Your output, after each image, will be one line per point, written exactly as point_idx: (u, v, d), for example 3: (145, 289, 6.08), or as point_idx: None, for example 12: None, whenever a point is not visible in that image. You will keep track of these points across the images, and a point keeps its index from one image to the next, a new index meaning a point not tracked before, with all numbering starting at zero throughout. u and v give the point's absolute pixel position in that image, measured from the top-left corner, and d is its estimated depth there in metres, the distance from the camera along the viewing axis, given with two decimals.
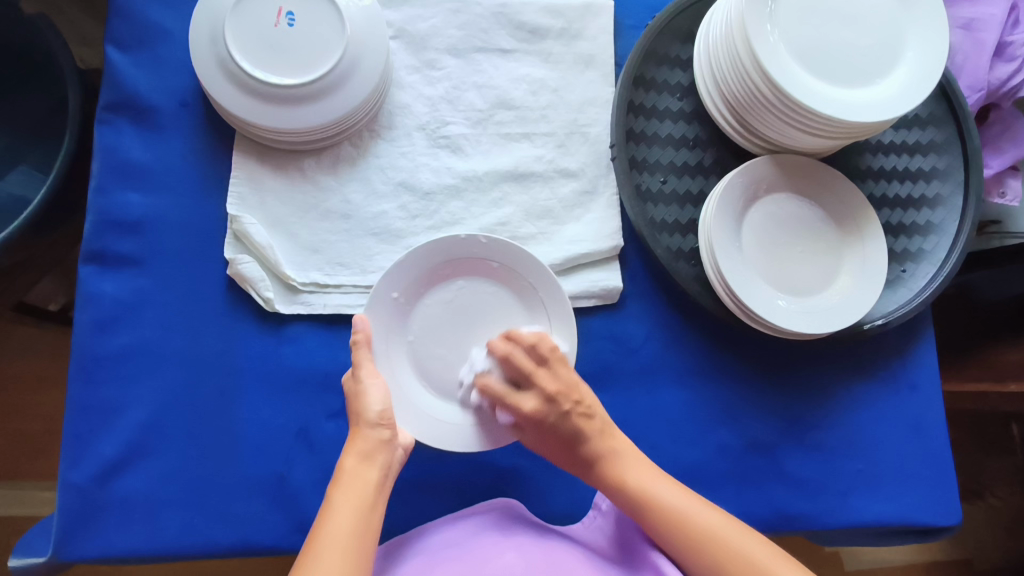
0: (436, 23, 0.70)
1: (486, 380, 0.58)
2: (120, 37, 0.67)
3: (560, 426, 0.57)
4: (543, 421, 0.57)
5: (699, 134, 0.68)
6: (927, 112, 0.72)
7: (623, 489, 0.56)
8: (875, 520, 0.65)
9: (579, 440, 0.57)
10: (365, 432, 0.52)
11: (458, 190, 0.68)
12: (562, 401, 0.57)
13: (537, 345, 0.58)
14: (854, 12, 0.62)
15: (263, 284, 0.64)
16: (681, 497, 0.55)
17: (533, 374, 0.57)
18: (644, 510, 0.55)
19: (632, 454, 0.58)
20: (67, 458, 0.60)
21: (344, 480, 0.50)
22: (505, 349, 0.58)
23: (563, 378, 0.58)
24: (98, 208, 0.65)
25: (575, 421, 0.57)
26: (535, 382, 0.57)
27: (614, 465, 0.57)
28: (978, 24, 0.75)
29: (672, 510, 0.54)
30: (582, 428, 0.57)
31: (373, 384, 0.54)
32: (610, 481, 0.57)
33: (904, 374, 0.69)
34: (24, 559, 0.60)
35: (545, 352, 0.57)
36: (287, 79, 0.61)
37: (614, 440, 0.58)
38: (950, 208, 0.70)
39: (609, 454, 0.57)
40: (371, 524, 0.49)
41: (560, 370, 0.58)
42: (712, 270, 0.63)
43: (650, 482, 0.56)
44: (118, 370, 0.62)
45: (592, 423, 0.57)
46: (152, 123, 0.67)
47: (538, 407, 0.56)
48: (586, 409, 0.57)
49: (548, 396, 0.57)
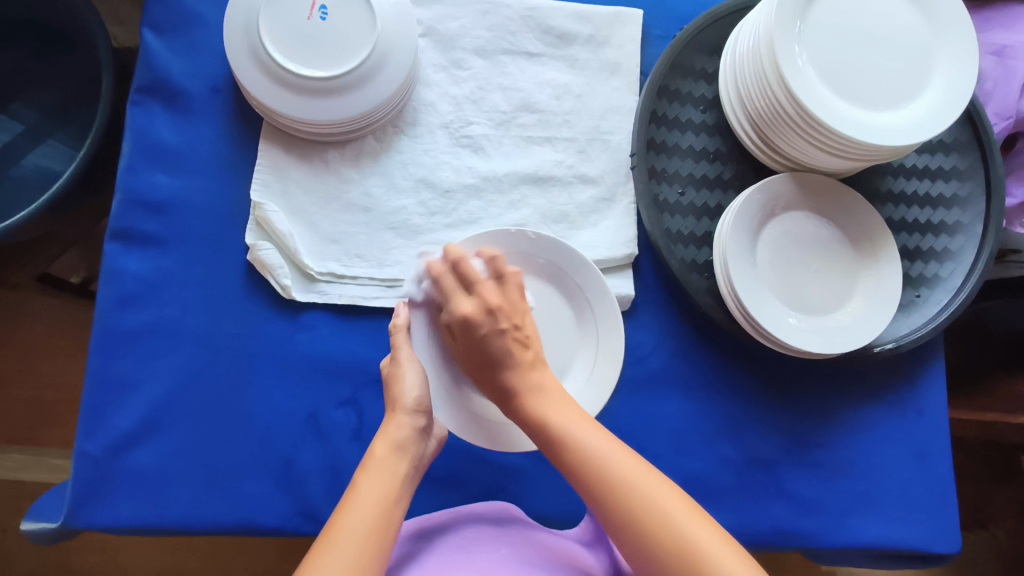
0: (466, 24, 0.71)
1: (439, 269, 0.54)
2: (157, 22, 0.69)
3: (489, 341, 0.51)
4: (474, 329, 0.51)
5: (720, 147, 0.69)
6: (951, 138, 0.71)
7: (539, 426, 0.49)
8: (873, 543, 0.65)
9: (502, 364, 0.51)
10: (400, 419, 0.53)
11: (478, 189, 0.69)
12: (501, 318, 0.51)
13: (495, 259, 0.54)
14: (884, 34, 0.61)
15: (281, 271, 0.65)
16: (600, 438, 0.47)
17: (481, 283, 0.53)
18: (557, 453, 0.48)
19: (560, 396, 0.51)
20: (84, 428, 0.62)
21: (374, 468, 0.50)
22: (457, 255, 0.54)
23: (510, 299, 0.53)
24: (126, 187, 0.66)
25: (510, 344, 0.51)
26: (480, 290, 0.53)
27: (531, 401, 0.50)
28: (1009, 52, 0.75)
29: (586, 449, 0.47)
30: (512, 353, 0.51)
31: (410, 370, 0.55)
32: (527, 416, 0.50)
33: (912, 400, 0.69)
34: (37, 523, 0.62)
35: (500, 267, 0.54)
36: (318, 72, 0.62)
37: (542, 376, 0.51)
38: (968, 235, 0.69)
39: (533, 389, 0.50)
40: (396, 515, 0.48)
41: (510, 290, 0.53)
42: (725, 285, 0.63)
43: (568, 422, 0.48)
44: (138, 346, 0.64)
45: (525, 354, 0.51)
46: (183, 106, 0.68)
47: (474, 313, 0.51)
48: (523, 338, 0.52)
49: (489, 307, 0.51)
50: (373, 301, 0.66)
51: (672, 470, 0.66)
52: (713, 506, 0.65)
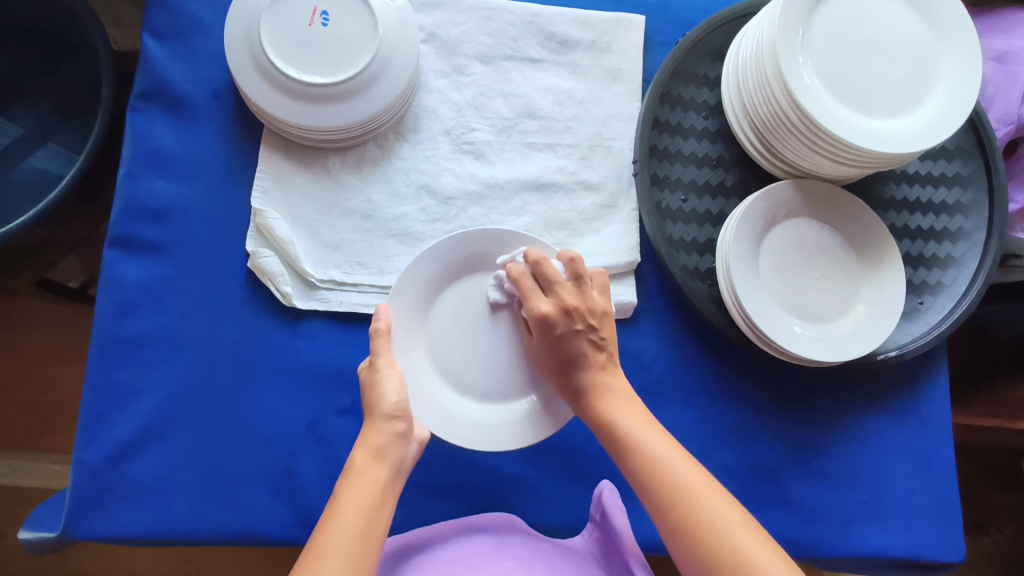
0: (467, 29, 0.71)
1: (518, 271, 0.58)
2: (157, 27, 0.69)
3: (565, 340, 0.55)
4: (551, 329, 0.56)
5: (723, 154, 0.68)
6: (954, 144, 0.71)
7: (605, 424, 0.54)
8: (878, 552, 0.65)
9: (577, 364, 0.56)
10: (378, 426, 0.52)
11: (479, 196, 0.68)
12: (577, 319, 0.56)
13: (573, 261, 0.57)
14: (888, 41, 0.61)
15: (282, 279, 0.64)
16: (665, 446, 0.51)
17: (560, 285, 0.57)
18: (622, 455, 0.52)
19: (626, 397, 0.55)
20: (83, 437, 0.62)
21: (355, 475, 0.50)
22: (538, 257, 0.57)
23: (587, 301, 0.57)
24: (126, 194, 0.66)
25: (584, 345, 0.55)
26: (558, 291, 0.56)
27: (601, 399, 0.55)
28: (1011, 58, 0.75)
29: (649, 457, 0.50)
30: (586, 354, 0.55)
31: (389, 374, 0.55)
32: (594, 413, 0.54)
33: (915, 408, 0.68)
34: (35, 533, 0.61)
35: (579, 270, 0.57)
36: (319, 78, 0.62)
37: (613, 378, 0.56)
38: (972, 242, 0.69)
39: (602, 388, 0.55)
40: (380, 523, 0.48)
41: (589, 293, 0.57)
42: (728, 292, 0.63)
43: (637, 428, 0.52)
44: (137, 354, 0.63)
45: (599, 355, 0.56)
46: (183, 112, 0.68)
47: (552, 313, 0.56)
48: (598, 340, 0.56)
49: (567, 309, 0.56)
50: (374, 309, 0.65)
51: None
52: None
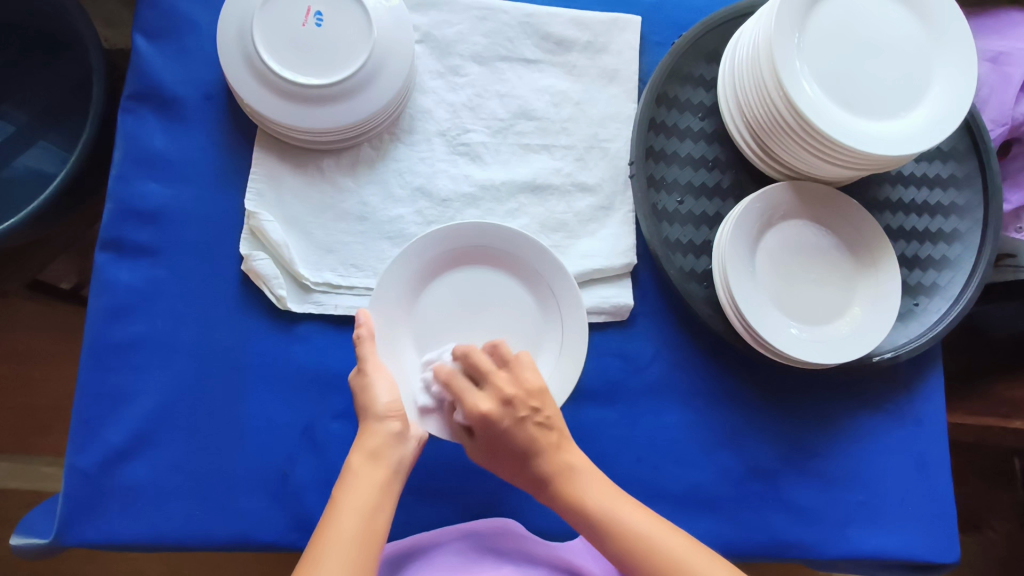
0: (462, 30, 0.70)
1: (448, 371, 0.55)
2: (148, 27, 0.68)
3: (513, 433, 0.53)
4: (496, 426, 0.52)
5: (719, 156, 0.68)
6: (949, 145, 0.71)
7: (581, 509, 0.53)
8: (873, 554, 0.65)
9: (532, 454, 0.53)
10: (373, 427, 0.53)
11: (475, 198, 0.68)
12: (519, 406, 0.53)
13: (496, 348, 0.55)
14: (884, 43, 0.61)
15: (276, 282, 0.64)
16: (645, 521, 0.53)
17: (492, 373, 0.54)
18: (603, 540, 0.52)
19: (588, 471, 0.55)
20: (75, 442, 0.61)
21: (353, 480, 0.50)
22: (465, 349, 0.55)
23: (524, 384, 0.54)
24: (118, 196, 0.65)
25: (532, 431, 0.53)
26: (492, 382, 0.54)
27: (570, 482, 0.54)
28: (1005, 58, 0.75)
29: (639, 536, 0.51)
30: (537, 440, 0.53)
31: (380, 377, 0.54)
32: (565, 499, 0.54)
33: (910, 409, 0.69)
34: (26, 539, 0.60)
35: (506, 354, 0.55)
36: (313, 80, 0.61)
37: (570, 455, 0.55)
38: (967, 243, 0.69)
39: (565, 471, 0.54)
40: (377, 528, 0.48)
41: (523, 374, 0.54)
42: (724, 294, 0.63)
43: (615, 505, 0.53)
44: (130, 358, 0.63)
45: (549, 436, 0.54)
46: (176, 114, 0.67)
47: (493, 410, 0.52)
48: (544, 420, 0.54)
49: (505, 399, 0.53)
50: None
51: (671, 481, 0.66)
52: (713, 517, 0.65)
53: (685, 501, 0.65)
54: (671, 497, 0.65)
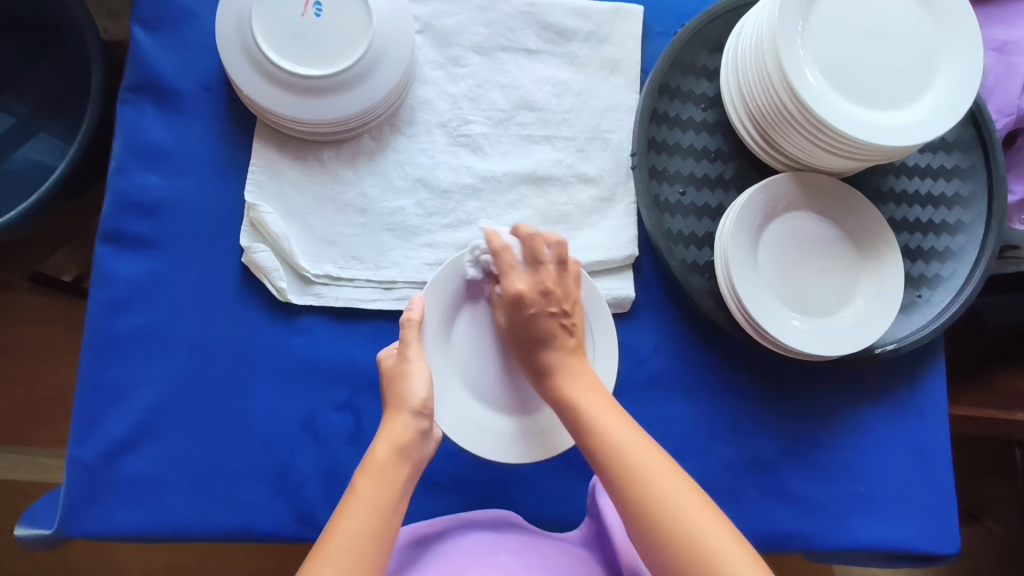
0: (463, 20, 0.70)
1: (501, 244, 0.57)
2: (147, 17, 0.67)
3: (538, 320, 0.55)
4: (524, 307, 0.55)
5: (722, 146, 0.68)
6: (953, 136, 0.71)
7: (565, 406, 0.52)
8: (873, 545, 0.65)
9: (545, 343, 0.55)
10: (403, 419, 0.52)
11: (476, 189, 0.68)
12: (553, 302, 0.55)
13: (557, 245, 0.57)
14: (890, 32, 0.60)
15: (276, 274, 0.64)
16: (625, 429, 0.49)
17: (543, 265, 0.57)
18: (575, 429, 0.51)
19: (585, 378, 0.53)
20: (77, 434, 0.61)
21: (377, 469, 0.49)
22: (529, 232, 0.57)
23: (564, 286, 0.57)
24: (118, 188, 0.65)
25: (555, 327, 0.55)
26: (539, 272, 0.56)
27: (559, 377, 0.54)
28: (1011, 48, 0.74)
29: (598, 429, 0.49)
30: (553, 334, 0.55)
31: (417, 368, 0.55)
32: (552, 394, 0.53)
33: (912, 401, 0.68)
34: (30, 530, 0.61)
35: (563, 256, 0.57)
36: (313, 70, 0.61)
37: (574, 360, 0.55)
38: (970, 235, 0.69)
39: (564, 367, 0.54)
40: (395, 520, 0.47)
41: (568, 281, 0.57)
42: (726, 286, 0.63)
43: (589, 404, 0.51)
44: (131, 351, 0.63)
45: (568, 339, 0.55)
46: (175, 105, 0.67)
47: (529, 292, 0.55)
48: (569, 324, 0.56)
49: (544, 290, 0.55)
50: (370, 304, 0.65)
51: None
52: None
53: None
54: None
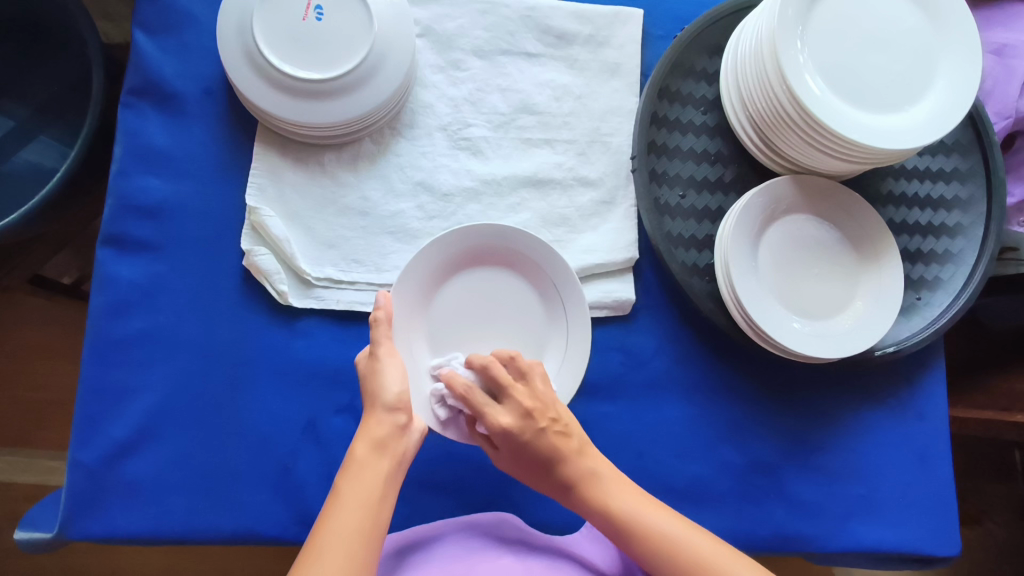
0: (463, 24, 0.70)
1: (464, 386, 0.53)
2: (148, 21, 0.68)
3: (536, 444, 0.53)
4: (516, 437, 0.53)
5: (722, 149, 0.68)
6: (952, 138, 0.71)
7: (612, 516, 0.53)
8: (873, 547, 0.65)
9: (555, 462, 0.54)
10: (379, 416, 0.51)
11: (476, 193, 0.68)
12: (538, 419, 0.53)
13: (514, 359, 0.55)
14: (889, 36, 0.61)
15: (277, 277, 0.64)
16: (672, 523, 0.53)
17: (511, 388, 0.54)
18: (630, 541, 0.52)
19: (613, 478, 0.55)
20: (78, 437, 0.61)
21: (355, 469, 0.49)
22: (484, 361, 0.54)
23: (542, 397, 0.54)
24: (119, 192, 0.65)
25: (553, 439, 0.54)
26: (513, 396, 0.54)
27: (592, 488, 0.54)
28: (1010, 51, 0.75)
29: (662, 536, 0.52)
30: (559, 446, 0.54)
31: (390, 364, 0.53)
32: (591, 506, 0.54)
33: (912, 403, 0.69)
34: (30, 534, 0.61)
35: (524, 367, 0.55)
36: (314, 74, 0.61)
37: (591, 459, 0.55)
38: (970, 237, 0.69)
39: (588, 476, 0.54)
40: (379, 520, 0.48)
41: (539, 387, 0.55)
42: (727, 289, 0.63)
43: (642, 509, 0.53)
44: (132, 353, 0.63)
45: (570, 442, 0.54)
46: (176, 109, 0.67)
47: (513, 423, 0.53)
48: (562, 428, 0.54)
49: (525, 412, 0.53)
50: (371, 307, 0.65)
51: (673, 475, 0.66)
52: (715, 512, 0.65)
53: (688, 496, 0.65)
54: (675, 491, 0.65)
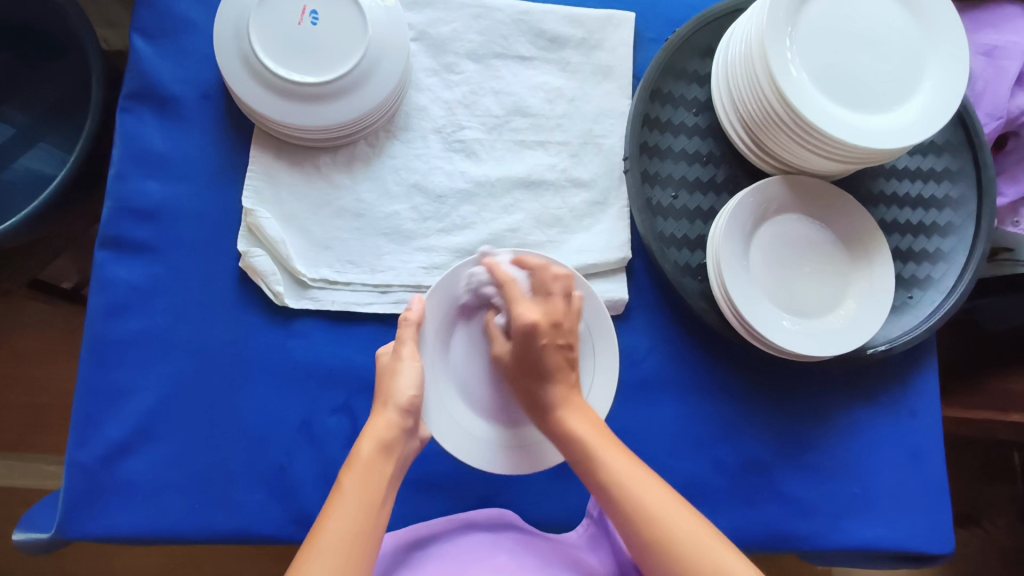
0: (457, 27, 0.71)
1: (509, 276, 0.55)
2: (146, 26, 0.69)
3: (548, 353, 0.53)
4: (536, 339, 0.52)
5: (713, 150, 0.69)
6: (943, 138, 0.72)
7: (570, 442, 0.51)
8: (867, 545, 0.65)
9: (546, 378, 0.53)
10: (389, 417, 0.52)
11: (470, 194, 0.68)
12: (561, 333, 0.54)
13: (568, 277, 0.55)
14: (877, 37, 0.61)
15: (273, 278, 0.64)
16: (617, 455, 0.49)
17: (551, 296, 0.55)
18: (581, 461, 0.50)
19: (590, 411, 0.53)
20: (76, 437, 0.62)
21: (362, 468, 0.49)
22: (535, 263, 0.56)
23: (570, 318, 0.55)
24: (117, 194, 0.66)
25: (561, 361, 0.53)
26: (549, 303, 0.54)
27: (563, 410, 0.52)
28: (1000, 52, 0.75)
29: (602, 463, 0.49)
30: (557, 371, 0.53)
31: (409, 366, 0.54)
32: (555, 425, 0.52)
33: (905, 401, 0.69)
34: (28, 533, 0.61)
35: (572, 284, 0.56)
36: (309, 78, 0.62)
37: (576, 393, 0.53)
38: (960, 236, 0.70)
39: (564, 401, 0.53)
40: (381, 518, 0.48)
41: (572, 309, 0.56)
42: (719, 288, 0.63)
43: (590, 435, 0.51)
44: (129, 354, 0.64)
45: (569, 372, 0.54)
46: (173, 113, 0.68)
47: (541, 323, 0.53)
48: (570, 358, 0.54)
49: (556, 321, 0.54)
50: (366, 307, 0.66)
51: (667, 474, 0.66)
52: (709, 510, 0.65)
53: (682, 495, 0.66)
54: None
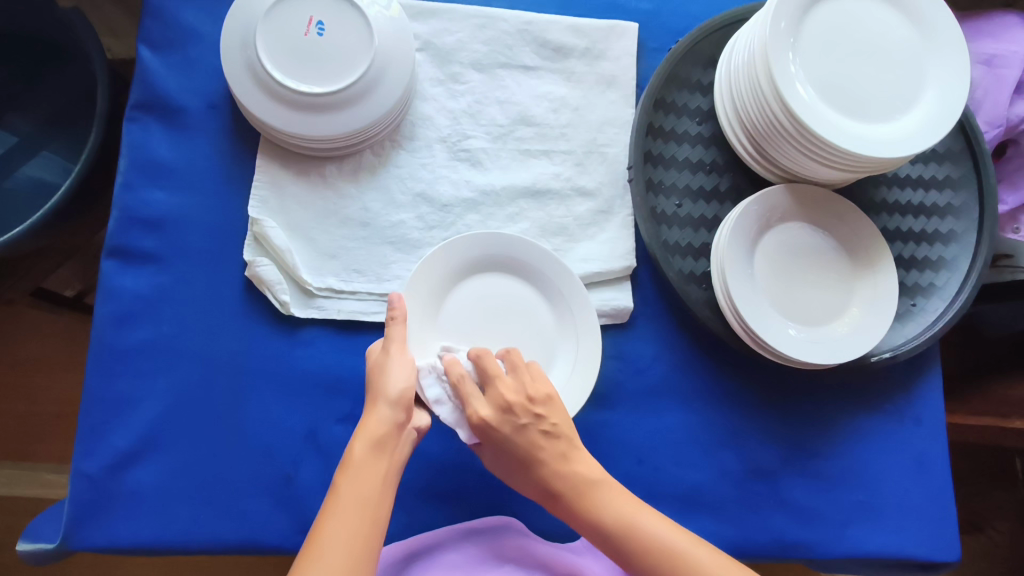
0: (462, 38, 0.71)
1: (457, 375, 0.55)
2: (153, 37, 0.69)
3: (512, 440, 0.53)
4: (494, 432, 0.53)
5: (717, 159, 0.69)
6: (944, 147, 0.72)
7: (601, 524, 0.53)
8: (873, 553, 0.65)
9: (532, 459, 0.54)
10: (379, 414, 0.52)
11: (476, 203, 0.69)
12: (520, 413, 0.54)
13: (508, 353, 0.57)
14: (878, 47, 0.62)
15: (279, 287, 0.65)
16: (663, 526, 0.52)
17: (497, 380, 0.55)
18: (626, 544, 0.52)
19: (603, 482, 0.54)
20: (81, 447, 0.62)
21: (354, 467, 0.49)
22: (477, 353, 0.56)
23: (527, 392, 0.55)
24: (123, 204, 0.66)
25: (534, 438, 0.54)
26: (497, 389, 0.54)
27: (579, 491, 0.53)
28: (999, 61, 0.76)
29: (656, 539, 0.51)
30: (540, 448, 0.54)
31: (397, 362, 0.54)
32: (578, 511, 0.53)
33: (909, 409, 0.69)
34: (34, 544, 0.61)
35: (515, 360, 0.56)
36: (315, 88, 0.62)
37: (580, 464, 0.54)
38: (962, 245, 0.70)
39: (575, 481, 0.54)
40: (379, 515, 0.48)
41: (527, 379, 0.55)
42: (723, 296, 0.64)
43: (632, 512, 0.53)
44: (135, 363, 0.64)
45: (557, 444, 0.54)
46: (179, 123, 0.68)
47: (492, 416, 0.53)
48: (548, 429, 0.54)
49: (506, 406, 0.54)
50: (372, 316, 0.66)
51: (673, 482, 0.66)
52: (715, 518, 0.65)
53: (688, 504, 0.66)
54: (674, 498, 0.66)
